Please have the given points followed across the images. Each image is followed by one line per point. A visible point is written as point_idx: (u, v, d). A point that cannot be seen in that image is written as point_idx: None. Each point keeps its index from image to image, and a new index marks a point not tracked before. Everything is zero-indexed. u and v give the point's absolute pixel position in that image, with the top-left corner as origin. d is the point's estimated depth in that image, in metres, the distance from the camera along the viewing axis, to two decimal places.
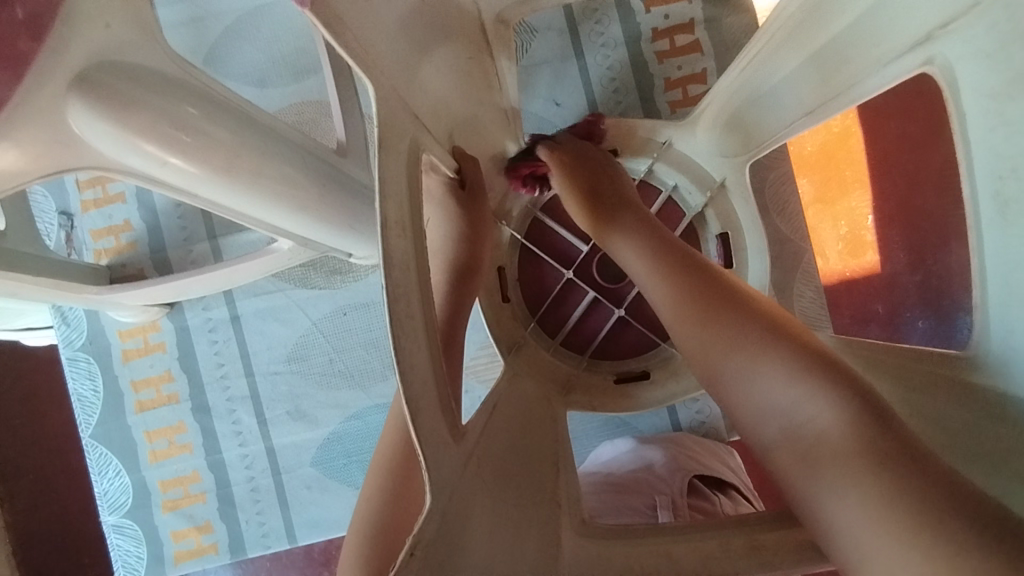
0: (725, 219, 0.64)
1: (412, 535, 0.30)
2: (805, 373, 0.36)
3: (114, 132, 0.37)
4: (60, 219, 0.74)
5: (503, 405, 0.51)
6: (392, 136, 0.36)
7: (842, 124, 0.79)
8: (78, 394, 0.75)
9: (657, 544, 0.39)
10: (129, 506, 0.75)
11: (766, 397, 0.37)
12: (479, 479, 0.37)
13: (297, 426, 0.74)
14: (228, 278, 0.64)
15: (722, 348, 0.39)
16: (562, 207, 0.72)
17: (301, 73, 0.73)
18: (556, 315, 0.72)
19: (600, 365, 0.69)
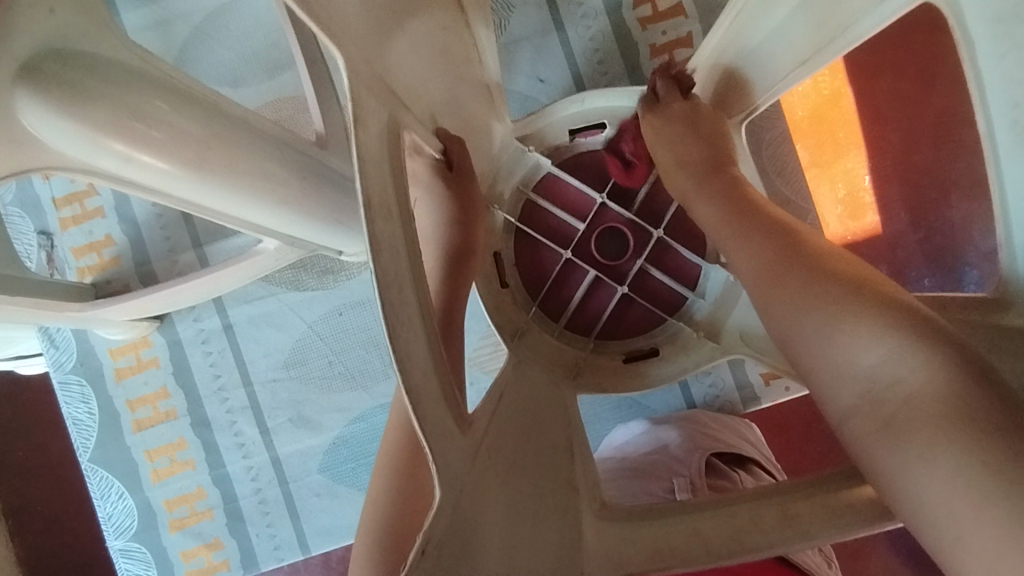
0: None
1: (422, 533, 0.29)
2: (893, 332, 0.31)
3: (72, 129, 0.34)
4: (39, 240, 0.72)
5: (509, 392, 0.49)
6: (367, 110, 0.33)
7: (831, 85, 0.76)
8: (73, 418, 0.72)
9: (682, 523, 0.36)
10: (135, 529, 0.72)
11: (841, 356, 0.33)
12: (490, 468, 0.35)
13: (301, 432, 0.72)
14: (215, 284, 0.62)
15: (793, 303, 0.36)
16: (556, 185, 0.68)
17: (274, 69, 0.70)
18: (558, 299, 0.69)
19: (607, 346, 0.66)
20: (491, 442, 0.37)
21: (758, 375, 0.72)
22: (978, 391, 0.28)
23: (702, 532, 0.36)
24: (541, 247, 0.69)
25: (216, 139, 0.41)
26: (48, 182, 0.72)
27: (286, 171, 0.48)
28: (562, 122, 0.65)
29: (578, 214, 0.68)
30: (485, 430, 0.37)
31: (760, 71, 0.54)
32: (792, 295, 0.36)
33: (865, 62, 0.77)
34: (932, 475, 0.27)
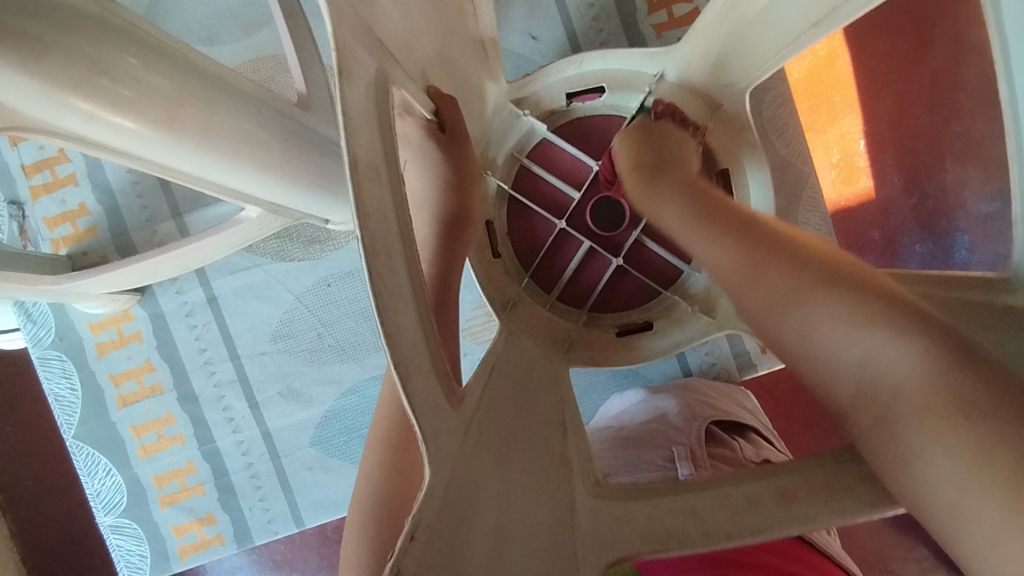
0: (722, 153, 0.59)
1: (410, 517, 0.27)
2: (872, 317, 0.33)
3: (33, 85, 0.32)
4: (10, 209, 0.69)
5: (501, 364, 0.48)
6: (351, 62, 0.31)
7: (828, 47, 0.74)
8: (55, 394, 0.70)
9: (678, 500, 0.35)
10: (125, 505, 0.71)
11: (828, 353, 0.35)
12: (481, 444, 0.33)
13: (291, 406, 0.71)
14: (198, 255, 0.60)
15: (776, 300, 0.37)
16: (551, 152, 0.66)
17: (252, 27, 0.66)
18: (551, 270, 0.67)
19: (601, 318, 0.65)
20: (483, 418, 0.36)
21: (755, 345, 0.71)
22: (962, 374, 0.30)
23: (697, 509, 0.35)
24: (534, 217, 0.67)
25: (188, 96, 0.38)
26: (16, 149, 0.68)
27: (266, 133, 0.46)
28: (558, 84, 0.61)
29: (573, 181, 0.66)
30: (478, 405, 0.36)
31: (768, 37, 0.51)
32: (770, 284, 0.38)
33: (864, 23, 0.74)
34: (939, 468, 0.28)
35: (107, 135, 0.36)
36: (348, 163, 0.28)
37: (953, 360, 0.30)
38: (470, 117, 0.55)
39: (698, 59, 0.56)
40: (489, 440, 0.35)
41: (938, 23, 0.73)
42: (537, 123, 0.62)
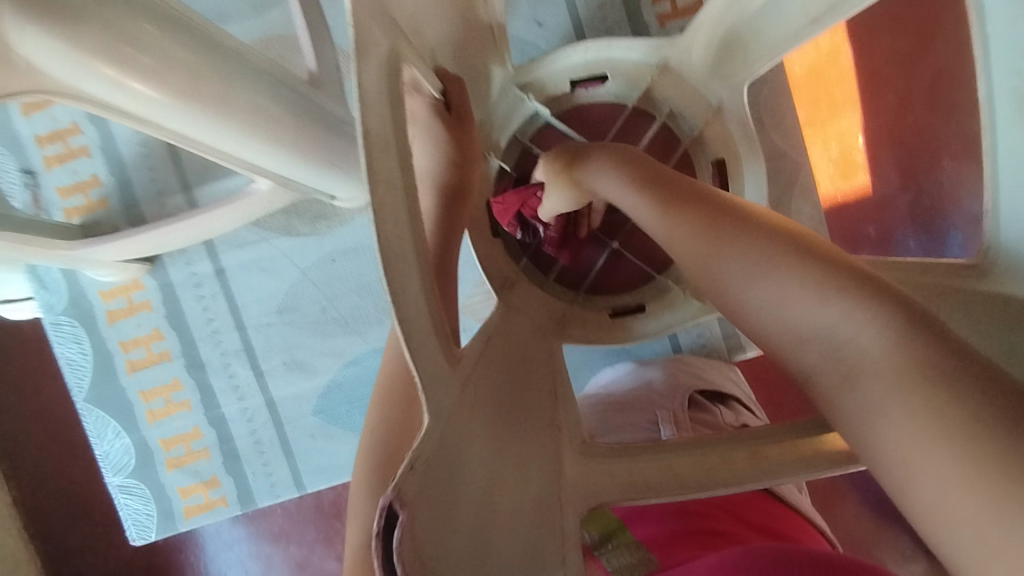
0: (721, 145, 0.61)
1: (411, 451, 0.29)
2: (824, 288, 0.33)
3: (64, 49, 0.34)
4: (24, 178, 0.70)
5: (497, 336, 0.49)
6: (365, 41, 0.32)
7: (831, 41, 0.76)
8: (67, 358, 0.73)
9: (660, 458, 0.38)
10: (133, 466, 0.74)
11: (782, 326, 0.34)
12: (473, 405, 0.35)
13: (295, 376, 0.73)
14: (208, 226, 0.61)
15: (728, 259, 0.37)
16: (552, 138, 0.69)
17: (265, 5, 0.68)
18: (549, 251, 0.69)
19: (596, 298, 0.67)
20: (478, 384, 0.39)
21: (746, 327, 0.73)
22: (929, 350, 0.29)
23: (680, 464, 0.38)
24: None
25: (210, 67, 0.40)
26: (29, 119, 0.70)
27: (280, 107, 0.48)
28: (563, 72, 0.63)
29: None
30: (474, 369, 0.38)
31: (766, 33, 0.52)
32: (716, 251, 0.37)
33: (866, 21, 0.76)
34: (890, 420, 0.29)
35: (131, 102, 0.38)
36: (361, 135, 0.30)
37: (901, 326, 0.30)
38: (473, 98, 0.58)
39: (698, 49, 0.57)
40: (483, 402, 0.37)
41: (938, 19, 0.75)
42: (540, 108, 0.64)
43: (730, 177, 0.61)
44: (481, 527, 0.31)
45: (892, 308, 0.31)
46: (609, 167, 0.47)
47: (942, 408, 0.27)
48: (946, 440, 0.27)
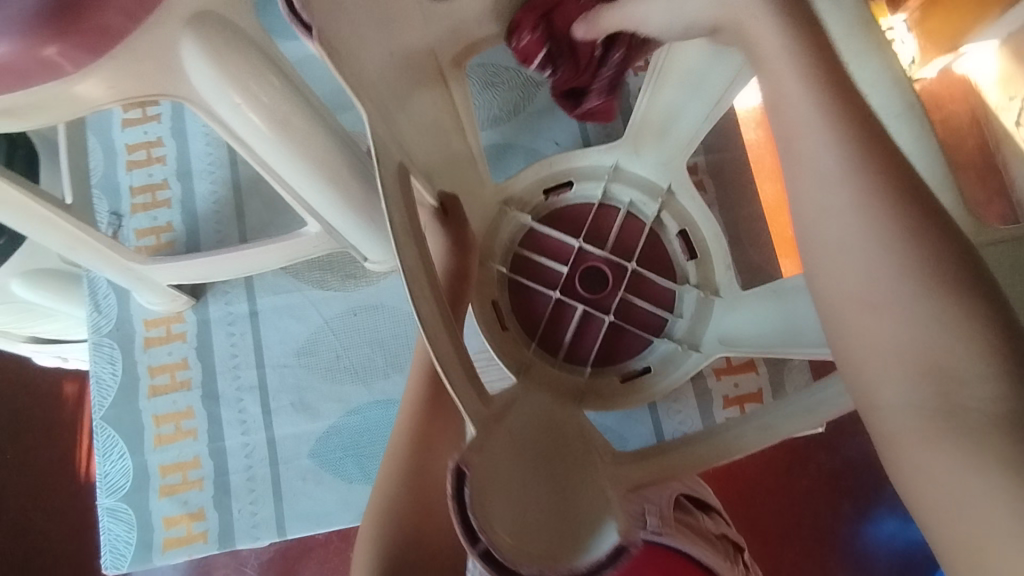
0: (681, 218, 0.74)
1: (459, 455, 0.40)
2: (928, 294, 0.29)
3: (208, 74, 0.43)
4: (111, 219, 0.83)
5: (524, 403, 0.55)
6: None
7: None
8: (98, 376, 0.80)
9: (670, 459, 0.48)
10: (127, 489, 0.77)
11: (880, 298, 0.30)
12: (506, 431, 0.46)
13: (300, 417, 0.78)
14: (256, 259, 0.71)
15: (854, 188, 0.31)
16: (538, 241, 0.77)
17: (340, 109, 0.85)
18: (553, 338, 0.75)
19: (606, 369, 0.74)
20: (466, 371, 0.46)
21: (725, 416, 0.78)
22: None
23: (659, 468, 0.48)
24: (532, 293, 0.76)
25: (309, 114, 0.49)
26: (129, 173, 0.84)
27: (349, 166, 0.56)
28: (534, 185, 0.76)
29: (560, 259, 0.76)
30: (507, 412, 0.49)
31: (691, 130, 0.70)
32: (846, 206, 0.31)
33: None
34: (945, 456, 0.28)
35: (238, 125, 0.46)
36: None
37: (1017, 395, 0.28)
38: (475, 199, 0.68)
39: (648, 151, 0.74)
40: (514, 432, 0.47)
41: None
42: (525, 218, 0.74)
43: (696, 244, 0.74)
44: (556, 501, 0.43)
45: (1009, 356, 0.28)
46: None
47: (992, 465, 0.27)
48: (987, 475, 0.27)
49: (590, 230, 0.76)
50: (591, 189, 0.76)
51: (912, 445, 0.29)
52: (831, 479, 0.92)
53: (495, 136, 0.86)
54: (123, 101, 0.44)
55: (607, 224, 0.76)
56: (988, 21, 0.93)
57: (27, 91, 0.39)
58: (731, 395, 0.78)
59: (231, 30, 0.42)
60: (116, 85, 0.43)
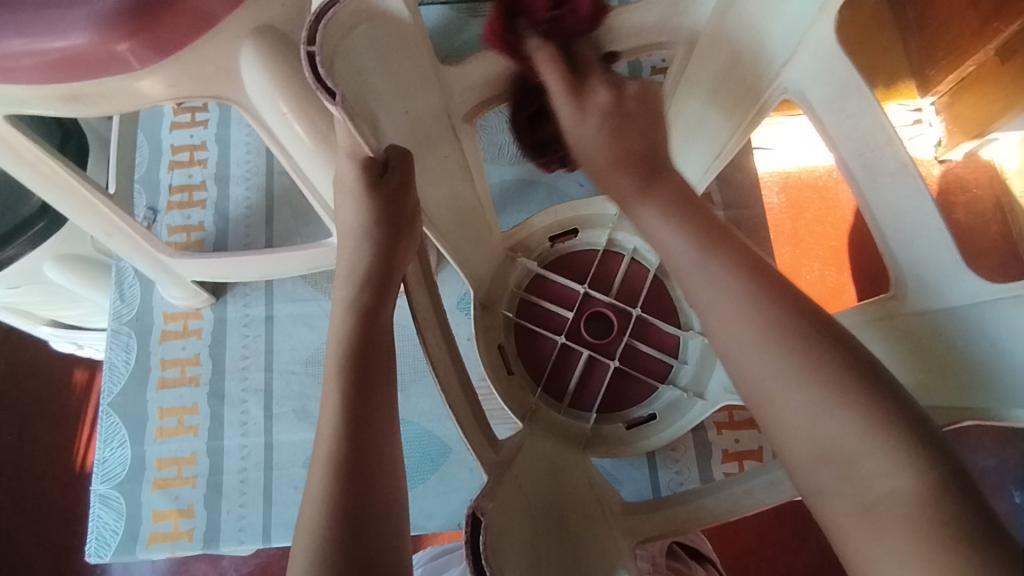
0: None
1: (474, 503, 0.39)
2: (819, 377, 0.35)
3: (260, 83, 0.46)
4: (146, 213, 0.87)
5: (528, 449, 0.55)
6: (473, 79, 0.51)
7: (838, 281, 0.94)
8: (111, 363, 0.81)
9: (671, 513, 0.49)
10: (121, 478, 0.78)
11: (788, 403, 0.36)
12: (514, 479, 0.47)
13: (299, 425, 0.79)
14: (275, 263, 0.73)
15: (737, 309, 0.39)
16: (543, 287, 0.77)
17: None
18: (557, 384, 0.75)
19: (610, 416, 0.74)
20: (467, 389, 0.47)
21: (723, 473, 0.77)
22: (948, 503, 0.31)
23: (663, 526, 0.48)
24: (538, 337, 0.76)
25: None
26: (170, 172, 0.88)
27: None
28: (541, 231, 0.78)
29: (565, 304, 0.77)
30: (513, 459, 0.50)
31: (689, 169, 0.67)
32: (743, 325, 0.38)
33: (864, 267, 0.94)
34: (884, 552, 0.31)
35: (280, 129, 0.49)
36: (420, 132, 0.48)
37: (911, 460, 0.33)
38: (486, 240, 0.68)
39: None
40: (521, 481, 0.48)
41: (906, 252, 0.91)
42: (530, 264, 0.76)
43: None
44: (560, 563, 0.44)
45: (899, 433, 0.33)
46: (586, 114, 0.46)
47: (905, 534, 0.31)
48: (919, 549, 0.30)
49: (597, 275, 0.77)
50: (596, 237, 0.78)
51: (850, 523, 0.34)
52: (830, 551, 0.89)
53: (520, 171, 0.89)
54: (179, 98, 0.47)
55: (612, 268, 0.78)
56: (1013, 112, 0.92)
57: (95, 79, 0.42)
58: (731, 451, 0.78)
59: (287, 44, 0.45)
60: (175, 84, 0.45)
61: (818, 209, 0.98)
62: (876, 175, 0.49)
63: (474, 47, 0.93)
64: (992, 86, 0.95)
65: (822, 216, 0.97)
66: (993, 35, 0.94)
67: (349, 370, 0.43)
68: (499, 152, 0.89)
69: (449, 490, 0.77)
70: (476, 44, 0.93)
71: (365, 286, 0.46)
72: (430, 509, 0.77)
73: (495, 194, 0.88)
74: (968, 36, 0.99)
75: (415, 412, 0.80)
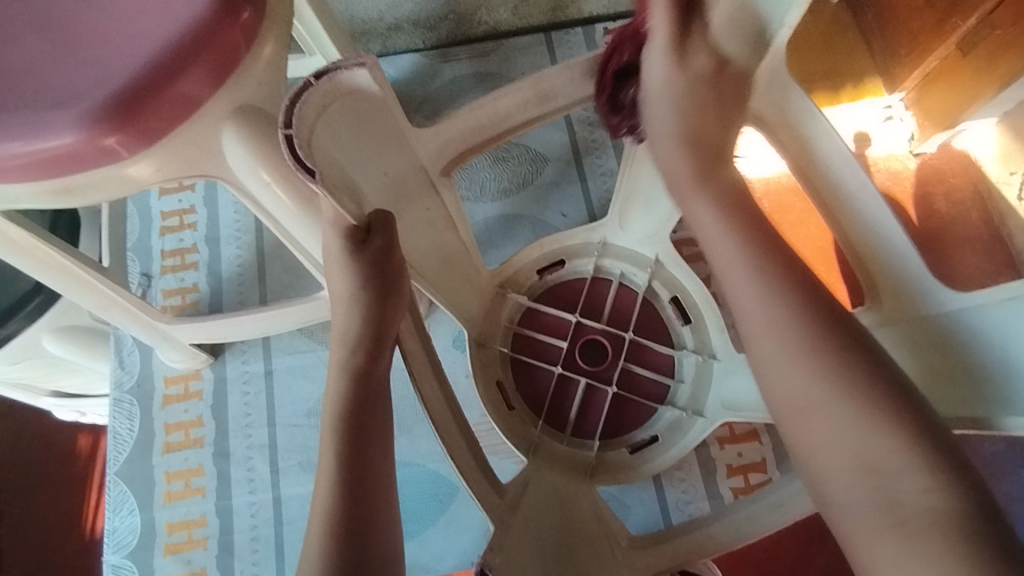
0: (671, 285, 0.77)
1: (481, 562, 0.42)
2: (852, 392, 0.38)
3: (245, 160, 0.47)
4: (140, 279, 0.88)
5: (535, 485, 0.57)
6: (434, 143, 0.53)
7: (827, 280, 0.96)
8: (115, 431, 0.82)
9: (677, 546, 0.50)
10: (133, 547, 0.78)
11: (813, 402, 0.39)
12: (522, 521, 0.49)
13: (306, 477, 0.79)
14: (270, 321, 0.74)
15: (767, 315, 0.42)
16: (537, 320, 0.79)
17: None
18: (558, 415, 0.76)
19: (613, 442, 0.75)
20: (465, 434, 0.48)
21: (730, 489, 0.78)
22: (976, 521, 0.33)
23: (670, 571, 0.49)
24: (535, 370, 0.77)
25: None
26: (162, 238, 0.90)
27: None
28: (529, 264, 0.79)
29: (559, 335, 0.78)
30: (518, 501, 0.51)
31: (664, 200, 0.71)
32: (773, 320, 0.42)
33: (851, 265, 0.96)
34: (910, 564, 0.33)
35: (266, 201, 0.50)
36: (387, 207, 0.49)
37: (933, 473, 0.35)
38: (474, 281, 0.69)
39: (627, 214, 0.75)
40: (529, 519, 0.50)
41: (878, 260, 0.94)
42: (520, 299, 0.77)
43: (688, 309, 0.76)
44: None
45: (923, 445, 0.36)
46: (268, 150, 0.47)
47: (931, 538, 0.33)
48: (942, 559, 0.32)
49: (586, 303, 0.79)
50: (583, 266, 0.80)
51: (866, 535, 0.35)
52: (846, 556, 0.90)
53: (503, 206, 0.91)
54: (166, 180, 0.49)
55: (601, 294, 0.79)
56: (982, 101, 0.95)
57: (85, 173, 0.44)
58: (735, 465, 0.78)
59: (267, 120, 0.47)
60: (162, 167, 0.47)
61: (800, 212, 1.00)
62: (838, 194, 0.52)
63: (449, 92, 0.96)
64: (958, 78, 0.97)
65: (805, 217, 0.99)
66: (951, 31, 0.95)
67: (349, 429, 0.44)
68: (481, 192, 0.92)
69: (460, 530, 0.78)
70: (450, 88, 0.96)
71: (358, 347, 0.48)
72: (443, 551, 0.77)
73: (481, 233, 0.90)
74: (925, 34, 1.00)
75: (421, 454, 0.81)
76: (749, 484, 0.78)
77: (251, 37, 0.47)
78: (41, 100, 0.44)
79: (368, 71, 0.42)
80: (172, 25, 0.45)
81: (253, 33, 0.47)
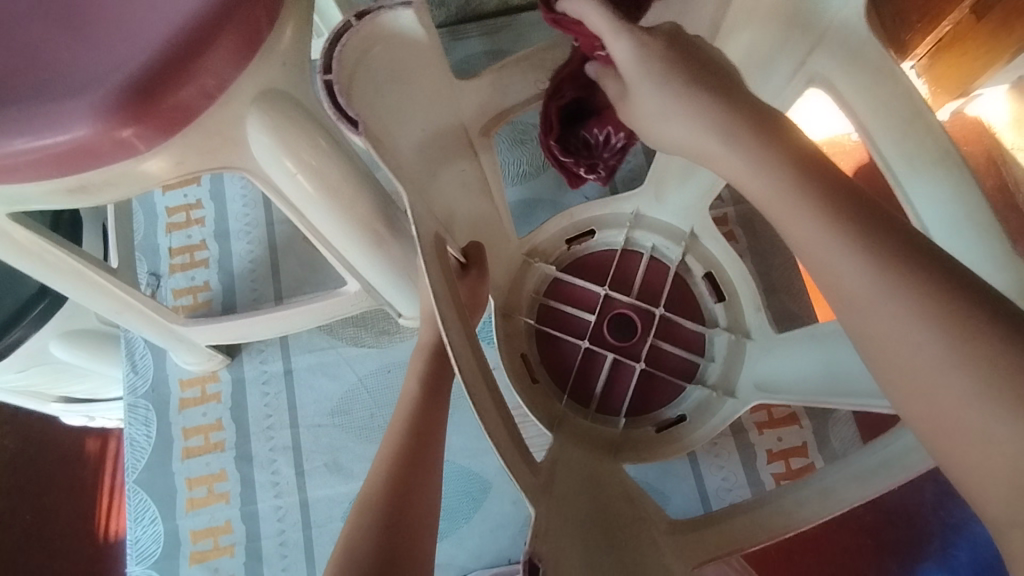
0: (705, 261, 0.74)
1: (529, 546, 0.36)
2: (967, 349, 0.29)
3: (271, 146, 0.43)
4: (149, 279, 0.85)
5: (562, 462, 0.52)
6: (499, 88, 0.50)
7: None
8: (132, 438, 0.79)
9: (719, 530, 0.46)
10: (157, 556, 0.75)
11: (905, 354, 0.30)
12: (558, 497, 0.42)
13: (333, 478, 0.77)
14: (291, 320, 0.71)
15: (828, 247, 0.32)
16: (562, 291, 0.76)
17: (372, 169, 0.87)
18: (583, 390, 0.73)
19: (639, 420, 0.72)
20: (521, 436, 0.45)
21: (771, 474, 0.75)
22: None
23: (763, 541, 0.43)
24: (560, 341, 0.75)
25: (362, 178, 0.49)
26: (169, 235, 0.86)
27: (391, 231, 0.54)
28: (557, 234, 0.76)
29: (586, 308, 0.75)
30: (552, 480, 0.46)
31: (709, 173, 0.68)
32: (850, 269, 0.32)
33: None
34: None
35: (292, 189, 0.46)
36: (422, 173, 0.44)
37: None
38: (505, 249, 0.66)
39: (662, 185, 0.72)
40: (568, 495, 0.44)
41: None
42: (548, 268, 0.74)
43: (722, 285, 0.73)
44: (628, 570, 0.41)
45: None
46: (298, 137, 0.43)
47: None
48: None
49: (614, 275, 0.75)
50: (613, 237, 0.76)
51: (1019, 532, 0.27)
52: (870, 530, 0.81)
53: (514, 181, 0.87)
54: (184, 168, 0.45)
55: (630, 267, 0.76)
56: (996, 69, 0.93)
57: (101, 168, 0.41)
58: (775, 450, 0.76)
59: (293, 103, 0.44)
60: (182, 161, 0.44)
61: None
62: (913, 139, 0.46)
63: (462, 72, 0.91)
64: (968, 49, 0.92)
65: None
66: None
67: None
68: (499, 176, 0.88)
69: (495, 527, 0.75)
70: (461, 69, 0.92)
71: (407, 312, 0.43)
72: (477, 549, 0.75)
73: None
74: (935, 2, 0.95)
75: (450, 451, 0.78)
76: (790, 469, 0.75)
77: (273, 14, 0.43)
78: (50, 89, 0.40)
79: (416, 12, 0.40)
80: (189, 3, 0.41)
81: (274, 11, 0.43)
